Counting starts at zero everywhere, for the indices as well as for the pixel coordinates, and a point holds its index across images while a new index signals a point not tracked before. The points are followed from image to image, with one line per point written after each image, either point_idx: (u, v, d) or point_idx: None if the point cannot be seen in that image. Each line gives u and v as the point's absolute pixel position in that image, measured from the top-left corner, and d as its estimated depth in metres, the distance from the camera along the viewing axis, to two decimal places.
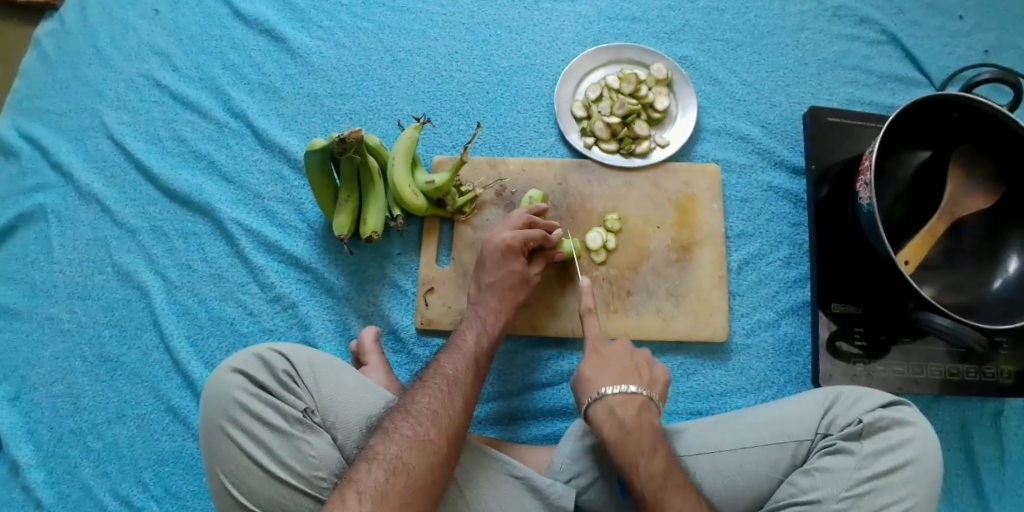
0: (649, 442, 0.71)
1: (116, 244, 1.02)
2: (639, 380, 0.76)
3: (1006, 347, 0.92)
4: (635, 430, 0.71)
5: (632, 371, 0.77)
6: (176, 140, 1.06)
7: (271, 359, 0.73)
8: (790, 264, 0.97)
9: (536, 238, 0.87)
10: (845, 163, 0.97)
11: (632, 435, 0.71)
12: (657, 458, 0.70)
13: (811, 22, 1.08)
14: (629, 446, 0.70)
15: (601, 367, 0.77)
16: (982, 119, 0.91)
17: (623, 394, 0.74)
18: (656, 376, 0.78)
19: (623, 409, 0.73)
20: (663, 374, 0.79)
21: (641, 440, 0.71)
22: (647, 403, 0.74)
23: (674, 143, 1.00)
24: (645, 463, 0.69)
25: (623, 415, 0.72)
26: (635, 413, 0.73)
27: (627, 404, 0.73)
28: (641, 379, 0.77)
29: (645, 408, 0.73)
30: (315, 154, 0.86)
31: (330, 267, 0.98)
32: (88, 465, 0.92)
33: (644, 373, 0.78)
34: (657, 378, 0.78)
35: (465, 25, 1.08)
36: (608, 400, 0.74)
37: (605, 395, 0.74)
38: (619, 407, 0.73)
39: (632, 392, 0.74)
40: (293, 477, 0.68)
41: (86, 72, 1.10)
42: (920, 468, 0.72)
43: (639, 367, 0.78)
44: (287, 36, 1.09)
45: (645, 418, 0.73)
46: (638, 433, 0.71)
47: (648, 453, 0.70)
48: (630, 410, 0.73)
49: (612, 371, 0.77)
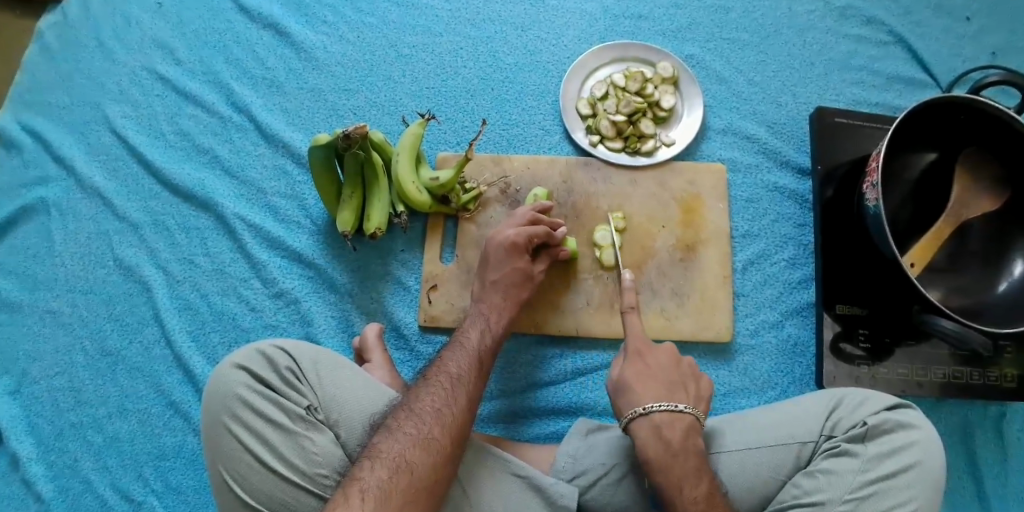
0: (694, 465, 0.70)
1: (118, 238, 1.01)
2: (684, 397, 0.75)
3: (1009, 351, 0.91)
4: (680, 451, 0.71)
5: (677, 386, 0.76)
6: (179, 134, 1.05)
7: (273, 355, 0.73)
8: (794, 265, 0.97)
9: (539, 235, 0.87)
10: (851, 164, 0.96)
11: (677, 458, 0.70)
12: (701, 483, 0.69)
13: (817, 22, 1.07)
14: (674, 468, 0.69)
15: (646, 380, 0.76)
16: (989, 121, 0.90)
17: (670, 412, 0.73)
18: (699, 392, 0.77)
19: (668, 428, 0.72)
20: (706, 388, 0.78)
21: (686, 464, 0.70)
22: (693, 422, 0.73)
23: (679, 142, 1.00)
24: (689, 488, 0.69)
25: (670, 436, 0.71)
26: (682, 436, 0.71)
27: (674, 424, 0.72)
28: (686, 396, 0.76)
29: (691, 430, 0.73)
30: (320, 149, 0.85)
31: (332, 263, 0.97)
32: (89, 460, 0.92)
33: (688, 389, 0.77)
34: (700, 394, 0.77)
35: (471, 21, 1.07)
36: (653, 418, 0.72)
37: (651, 411, 0.73)
38: (665, 426, 0.72)
39: (679, 411, 0.73)
40: (295, 475, 0.68)
41: (89, 65, 1.10)
42: (924, 471, 0.72)
43: (683, 383, 0.77)
44: (291, 31, 1.08)
45: (690, 440, 0.72)
46: (684, 456, 0.70)
47: (694, 476, 0.69)
48: (677, 430, 0.72)
49: (656, 386, 0.75)
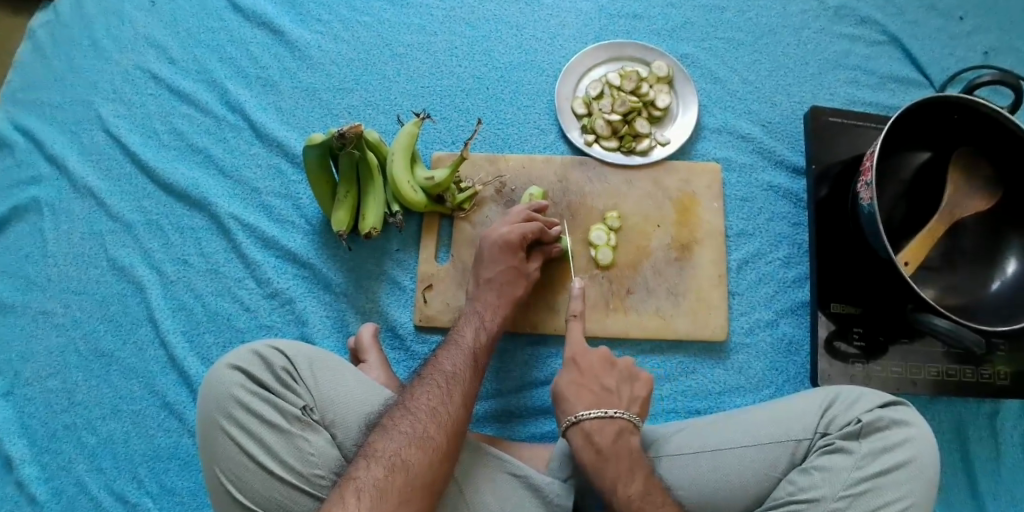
0: (627, 465, 0.71)
1: (111, 238, 1.01)
2: (617, 401, 0.76)
3: (1002, 349, 0.92)
4: (612, 453, 0.71)
5: (609, 393, 0.77)
6: (173, 133, 1.05)
7: (269, 356, 0.72)
8: (789, 264, 0.97)
9: (534, 232, 0.87)
10: (845, 163, 0.97)
11: (609, 459, 0.71)
12: (633, 482, 0.69)
13: (812, 22, 1.08)
14: (606, 470, 0.70)
15: (579, 389, 0.77)
16: (983, 121, 0.91)
17: (600, 418, 0.74)
18: (634, 395, 0.78)
19: (599, 432, 0.73)
20: (642, 389, 0.79)
21: (618, 466, 0.70)
22: (626, 425, 0.74)
23: (674, 142, 1.00)
24: (623, 487, 0.69)
25: (600, 440, 0.72)
26: (612, 439, 0.72)
27: (604, 429, 0.73)
28: (618, 401, 0.76)
29: (623, 432, 0.73)
30: (313, 149, 0.85)
31: (327, 263, 0.97)
32: (82, 461, 0.91)
33: (622, 392, 0.77)
34: (636, 397, 0.78)
35: (466, 21, 1.07)
36: (585, 425, 0.73)
37: (582, 419, 0.74)
38: (595, 431, 0.73)
39: (610, 416, 0.74)
40: (292, 475, 0.68)
41: (81, 64, 1.09)
42: (916, 468, 0.73)
43: (618, 388, 0.77)
44: (285, 30, 1.08)
45: (623, 441, 0.73)
46: (617, 456, 0.71)
47: (627, 475, 0.70)
48: (608, 434, 0.73)
49: (588, 395, 0.77)
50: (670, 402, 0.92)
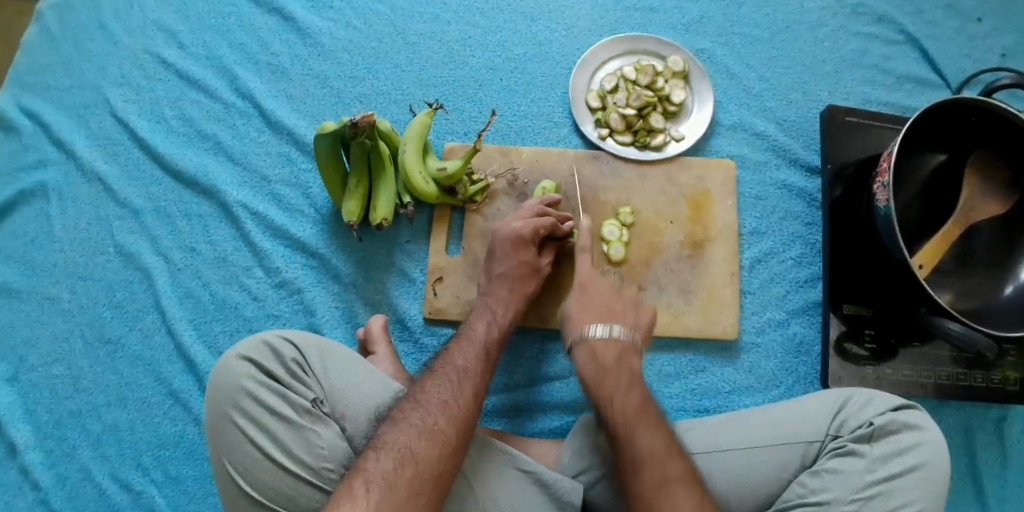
0: (627, 379, 0.72)
1: (118, 224, 1.00)
2: (623, 322, 0.78)
3: (1012, 354, 0.92)
4: (613, 370, 0.73)
5: (615, 312, 0.80)
6: (181, 119, 1.04)
7: (279, 347, 0.72)
8: (801, 264, 0.96)
9: (546, 226, 0.86)
10: (860, 164, 0.96)
11: (610, 374, 0.73)
12: (633, 392, 0.71)
13: (830, 20, 1.07)
14: (606, 386, 0.71)
15: (585, 307, 0.80)
16: (1000, 124, 0.90)
17: (608, 337, 0.76)
18: (640, 320, 0.80)
19: (604, 350, 0.75)
20: (646, 317, 0.81)
21: (619, 377, 0.72)
22: (630, 347, 0.76)
23: (689, 137, 0.99)
24: (621, 398, 0.70)
25: (603, 357, 0.74)
26: (616, 356, 0.74)
27: (608, 346, 0.75)
28: (623, 321, 0.79)
29: (626, 354, 0.75)
30: (326, 138, 0.84)
31: (336, 253, 0.96)
32: (87, 448, 0.91)
33: (628, 315, 0.80)
34: (641, 322, 0.80)
35: (480, 11, 1.06)
36: (591, 342, 0.76)
37: (588, 337, 0.76)
38: (600, 349, 0.75)
39: (615, 335, 0.76)
40: (301, 468, 0.67)
41: (89, 47, 1.08)
42: (929, 472, 0.72)
43: (624, 310, 0.80)
44: (297, 16, 1.06)
45: (625, 362, 0.74)
46: (618, 371, 0.73)
47: (625, 389, 0.71)
48: (612, 352, 0.75)
49: (594, 314, 0.79)
50: (679, 400, 0.91)
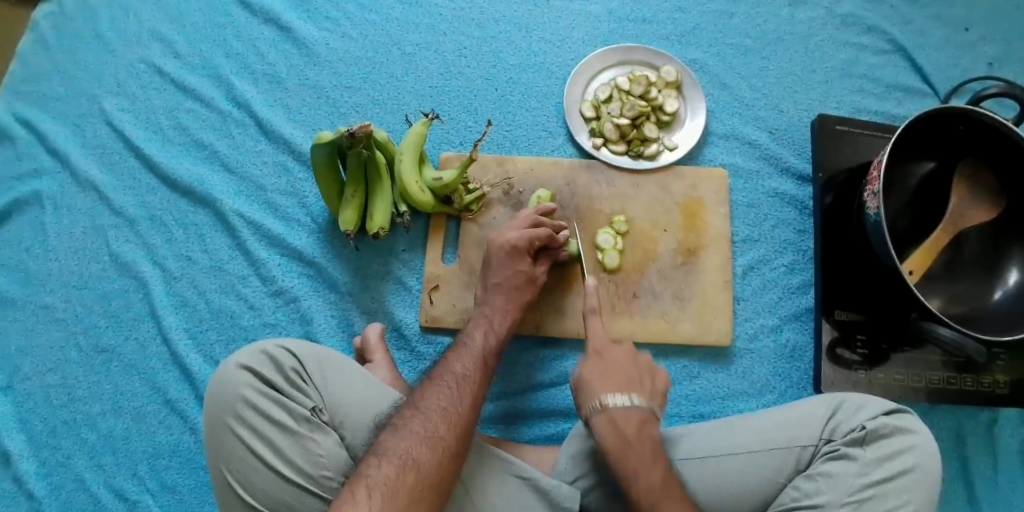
0: (650, 454, 0.71)
1: (114, 233, 1.00)
2: (641, 391, 0.76)
3: (1002, 358, 0.94)
4: (636, 442, 0.71)
5: (634, 382, 0.77)
6: (177, 128, 1.04)
7: (277, 355, 0.72)
8: (794, 270, 0.97)
9: (541, 237, 0.87)
10: (850, 172, 0.97)
11: (633, 448, 0.71)
12: (656, 469, 0.70)
13: (820, 30, 1.08)
14: (630, 459, 0.70)
15: (605, 379, 0.76)
16: (987, 132, 0.92)
17: (626, 406, 0.73)
18: (656, 387, 0.78)
19: (624, 420, 0.73)
20: (662, 383, 0.79)
21: (642, 452, 0.71)
22: (650, 417, 0.74)
23: (681, 146, 1.00)
24: (645, 473, 0.69)
25: (626, 427, 0.72)
26: (637, 428, 0.72)
27: (629, 417, 0.73)
28: (642, 390, 0.77)
29: (635, 382, 0.77)
30: (322, 148, 0.85)
31: (333, 261, 0.96)
32: (82, 458, 0.91)
33: (645, 384, 0.78)
34: (657, 389, 0.78)
35: (475, 21, 1.07)
36: (611, 411, 0.73)
37: (609, 406, 0.73)
38: (621, 416, 0.73)
39: (636, 405, 0.74)
40: (300, 476, 0.68)
41: (85, 56, 1.08)
42: (920, 475, 0.73)
43: (641, 378, 0.78)
44: (293, 26, 1.07)
45: (646, 432, 0.73)
46: (626, 405, 0.74)
47: (648, 465, 0.70)
48: (633, 423, 0.73)
49: (615, 382, 0.76)
50: (674, 406, 0.92)
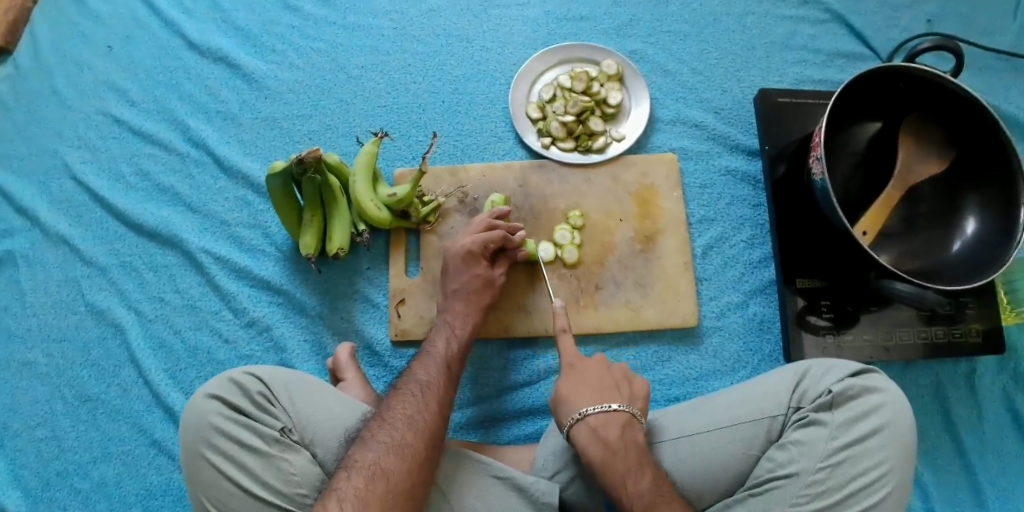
0: (635, 460, 0.72)
1: (87, 283, 1.02)
2: (619, 397, 0.77)
3: (971, 307, 0.95)
4: (620, 448, 0.72)
5: (611, 388, 0.78)
6: (139, 174, 1.07)
7: (244, 381, 0.73)
8: (753, 244, 0.99)
9: (496, 240, 0.88)
10: (798, 142, 0.99)
11: (616, 455, 0.72)
12: (643, 476, 0.71)
13: (755, 7, 1.10)
14: (615, 466, 0.71)
15: (579, 386, 0.78)
16: (926, 86, 0.93)
17: (605, 414, 0.74)
18: (634, 391, 0.79)
19: (604, 427, 0.74)
20: (640, 387, 0.80)
21: (627, 460, 0.72)
22: (629, 420, 0.75)
23: (629, 136, 1.02)
24: (633, 483, 0.70)
25: (608, 435, 0.73)
26: (619, 434, 0.73)
27: (610, 425, 0.74)
28: (620, 396, 0.77)
29: (629, 427, 0.74)
30: (276, 177, 0.87)
31: (301, 287, 0.98)
32: (78, 507, 0.93)
33: (622, 389, 0.78)
34: (636, 393, 0.79)
35: (416, 38, 1.09)
36: (590, 420, 0.74)
37: (586, 414, 0.75)
38: (600, 426, 0.74)
39: (614, 411, 0.75)
40: (275, 496, 0.69)
41: (44, 114, 1.10)
42: (890, 433, 0.74)
43: (618, 384, 0.78)
44: (241, 62, 1.10)
45: (629, 438, 0.73)
46: (624, 448, 0.72)
47: (635, 472, 0.71)
48: (614, 430, 0.74)
49: (590, 389, 0.77)
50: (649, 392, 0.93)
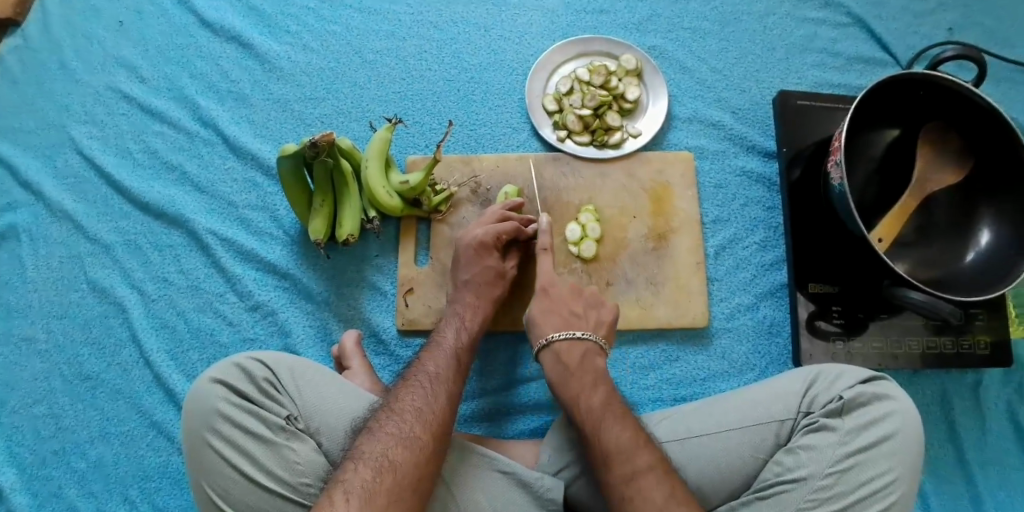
0: (592, 379, 0.77)
1: (90, 260, 1.00)
2: (584, 324, 0.82)
3: (981, 318, 0.94)
4: (578, 370, 0.78)
5: (578, 317, 0.83)
6: (147, 152, 1.05)
7: (250, 367, 0.72)
8: (766, 247, 0.98)
9: (508, 231, 0.87)
10: (815, 146, 0.98)
11: (573, 376, 0.77)
12: (625, 424, 0.71)
13: (777, 8, 1.09)
14: (592, 412, 0.72)
15: (548, 313, 0.83)
16: (947, 95, 0.92)
17: (569, 339, 0.80)
18: (601, 319, 0.84)
19: (567, 350, 0.79)
20: (609, 313, 0.85)
21: (592, 395, 0.74)
22: (594, 348, 0.80)
23: (646, 133, 1.01)
24: (615, 429, 0.70)
25: (568, 360, 0.79)
26: (579, 358, 0.79)
27: (571, 348, 0.79)
28: (586, 324, 0.82)
29: (590, 354, 0.79)
30: (287, 160, 0.85)
31: (308, 272, 0.97)
32: (73, 486, 0.91)
33: (589, 317, 0.83)
34: (602, 320, 0.84)
35: (433, 24, 1.08)
36: (555, 346, 0.80)
37: (552, 340, 0.80)
38: (564, 351, 0.79)
39: (578, 337, 0.80)
40: (279, 485, 0.68)
41: (52, 88, 1.09)
42: (900, 440, 0.73)
43: (585, 312, 0.84)
44: (254, 42, 1.08)
45: (588, 361, 0.79)
46: (580, 371, 0.78)
47: (590, 388, 0.75)
48: (575, 355, 0.79)
49: (557, 317, 0.83)
50: (655, 391, 0.92)
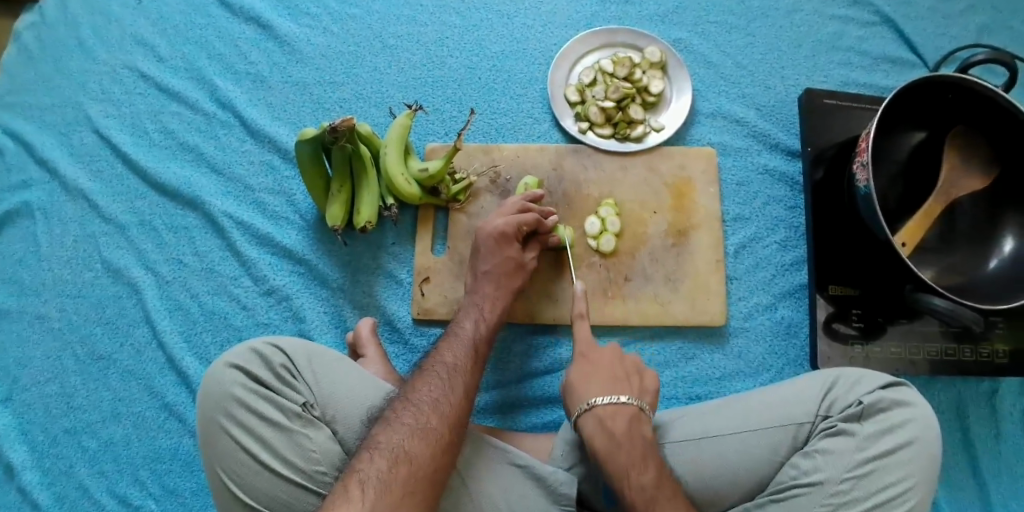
0: (640, 455, 0.69)
1: (104, 240, 1.00)
2: (630, 389, 0.74)
3: (1001, 326, 0.92)
4: (625, 442, 0.70)
5: (622, 379, 0.75)
6: (163, 132, 1.04)
7: (267, 352, 0.72)
8: (786, 247, 0.97)
9: (529, 223, 0.86)
10: (840, 146, 0.96)
11: (622, 447, 0.69)
12: (647, 471, 0.68)
13: (804, 4, 1.07)
14: (619, 459, 0.69)
15: (589, 376, 0.76)
16: (977, 100, 0.90)
17: (613, 406, 0.72)
18: (644, 385, 0.76)
19: (612, 422, 0.71)
20: (651, 382, 0.77)
21: (632, 453, 0.69)
22: (637, 414, 0.72)
23: (668, 127, 0.99)
24: (637, 478, 0.68)
25: (613, 428, 0.71)
26: (625, 425, 0.71)
27: (616, 415, 0.72)
28: (631, 388, 0.75)
29: (635, 421, 0.72)
30: (306, 144, 0.84)
31: (324, 258, 0.96)
32: (84, 466, 0.91)
33: (633, 381, 0.76)
34: (647, 387, 0.76)
35: (456, 10, 1.06)
36: (598, 411, 0.72)
37: (595, 405, 0.73)
38: (608, 417, 0.71)
39: (623, 403, 0.72)
40: (293, 472, 0.68)
41: (68, 64, 1.08)
42: (918, 448, 0.73)
43: (629, 378, 0.76)
44: (273, 24, 1.07)
45: (636, 431, 0.71)
46: (631, 447, 0.70)
47: (641, 465, 0.69)
48: (621, 422, 0.71)
49: (601, 381, 0.75)
50: (670, 388, 0.91)
